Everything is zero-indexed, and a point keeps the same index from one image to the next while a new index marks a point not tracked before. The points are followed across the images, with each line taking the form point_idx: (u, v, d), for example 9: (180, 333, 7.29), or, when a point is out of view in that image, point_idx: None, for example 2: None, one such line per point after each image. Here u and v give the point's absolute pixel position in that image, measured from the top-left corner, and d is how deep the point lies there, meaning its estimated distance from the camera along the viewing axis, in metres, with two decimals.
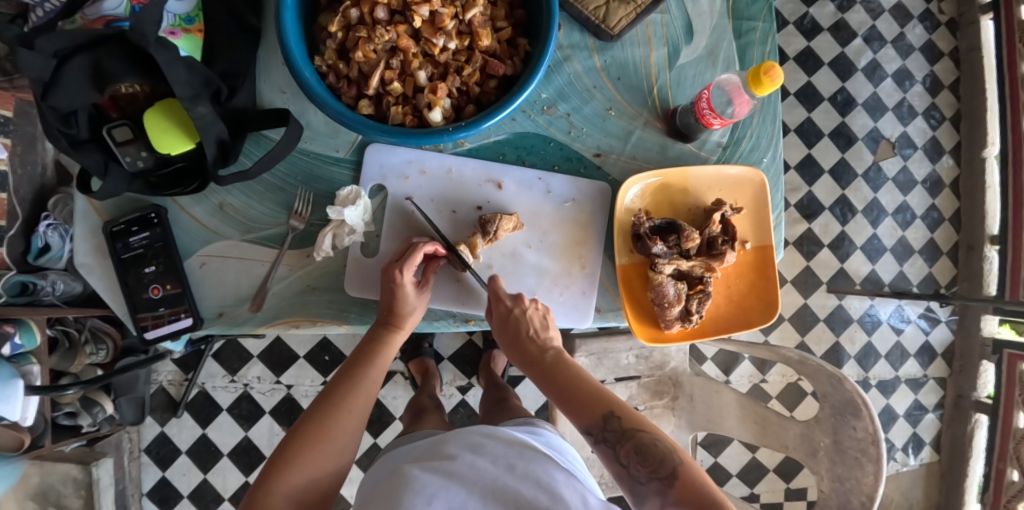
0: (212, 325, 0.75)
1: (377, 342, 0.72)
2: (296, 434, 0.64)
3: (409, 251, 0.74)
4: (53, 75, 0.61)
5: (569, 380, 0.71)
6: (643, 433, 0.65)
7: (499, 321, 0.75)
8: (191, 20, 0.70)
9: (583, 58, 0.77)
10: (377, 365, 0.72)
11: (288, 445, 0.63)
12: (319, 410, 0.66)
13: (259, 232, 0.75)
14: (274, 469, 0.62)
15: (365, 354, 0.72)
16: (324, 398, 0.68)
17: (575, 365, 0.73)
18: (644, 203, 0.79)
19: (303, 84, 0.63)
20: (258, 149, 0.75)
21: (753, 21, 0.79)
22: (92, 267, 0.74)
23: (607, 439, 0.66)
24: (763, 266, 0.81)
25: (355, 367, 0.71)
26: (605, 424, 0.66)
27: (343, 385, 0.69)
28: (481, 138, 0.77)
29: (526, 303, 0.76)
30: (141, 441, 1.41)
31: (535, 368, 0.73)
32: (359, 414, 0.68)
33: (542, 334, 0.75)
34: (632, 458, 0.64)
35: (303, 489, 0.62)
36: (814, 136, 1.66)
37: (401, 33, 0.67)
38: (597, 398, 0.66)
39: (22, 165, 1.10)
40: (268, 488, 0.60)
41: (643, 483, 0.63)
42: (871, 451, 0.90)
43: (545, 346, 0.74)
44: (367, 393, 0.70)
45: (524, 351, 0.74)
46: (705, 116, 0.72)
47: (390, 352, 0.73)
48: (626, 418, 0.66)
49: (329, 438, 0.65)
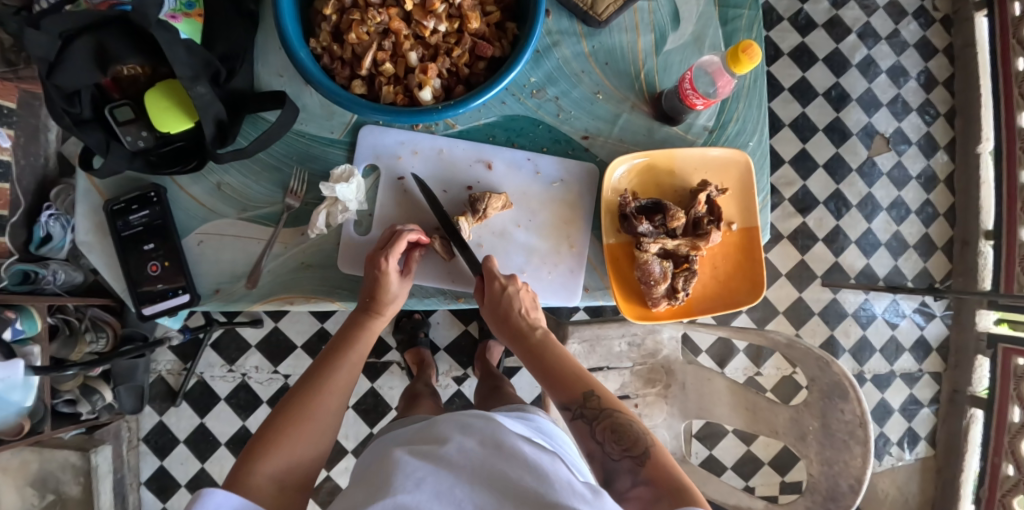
0: (209, 302, 0.77)
1: (358, 326, 0.74)
2: (279, 417, 0.65)
3: (395, 239, 0.75)
4: (59, 55, 0.63)
5: (554, 359, 0.74)
6: (619, 413, 0.67)
7: (491, 300, 0.77)
8: (190, 5, 0.72)
9: (572, 44, 0.79)
10: (356, 350, 0.73)
11: (272, 427, 0.64)
12: (301, 393, 0.67)
13: (255, 211, 0.76)
14: (258, 450, 0.62)
15: (346, 339, 0.73)
16: (305, 383, 0.68)
17: (561, 348, 0.76)
18: (630, 184, 0.81)
19: (298, 65, 0.65)
20: (254, 130, 0.77)
21: (738, 9, 0.81)
22: (93, 245, 0.76)
23: (584, 416, 0.68)
24: (749, 246, 0.82)
25: (337, 348, 0.72)
26: (585, 402, 0.69)
27: (325, 367, 0.70)
28: (471, 119, 0.79)
29: (517, 284, 0.78)
30: (140, 430, 1.43)
31: (523, 345, 0.76)
32: (339, 396, 0.69)
33: (531, 315, 0.78)
34: (607, 435, 0.66)
35: (285, 471, 0.62)
36: (809, 130, 1.67)
37: (393, 16, 0.68)
38: (581, 377, 0.70)
39: (25, 156, 1.14)
40: (252, 469, 0.60)
41: (616, 460, 0.64)
42: (859, 433, 0.93)
43: (534, 327, 0.77)
44: (347, 375, 0.71)
45: (514, 328, 0.76)
46: (688, 96, 0.74)
47: (370, 337, 0.75)
48: (605, 398, 0.69)
49: (310, 422, 0.65)
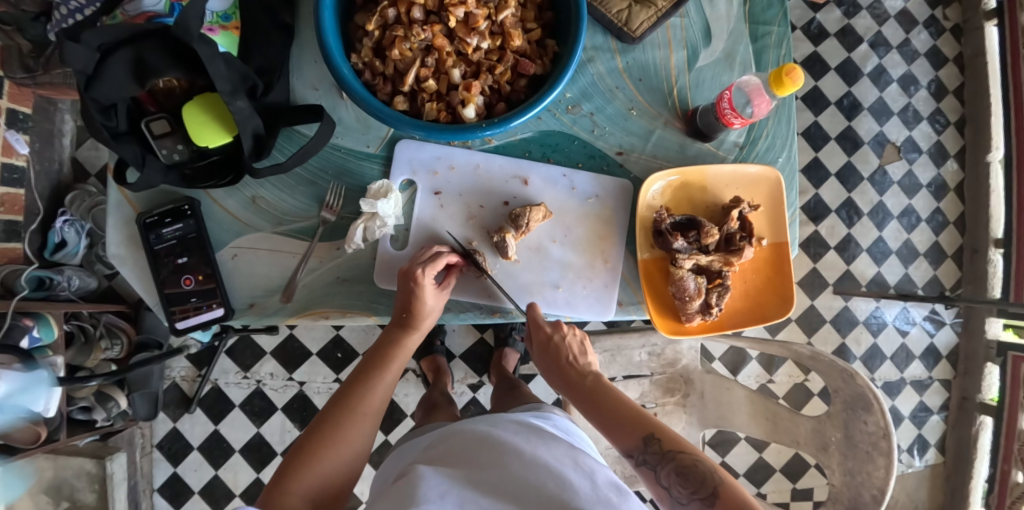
0: (243, 315, 0.77)
1: (392, 342, 0.73)
2: (311, 436, 0.65)
3: (434, 256, 0.75)
4: (97, 68, 0.62)
5: (611, 404, 0.73)
6: (682, 453, 0.66)
7: (540, 350, 0.80)
8: (227, 18, 0.72)
9: (606, 59, 0.80)
10: (391, 368, 0.72)
11: (306, 446, 0.64)
12: (334, 415, 0.67)
13: (291, 225, 0.77)
14: (291, 469, 0.62)
15: (382, 355, 0.73)
16: (337, 402, 0.68)
17: (616, 390, 0.75)
18: (664, 200, 0.81)
19: (341, 80, 0.65)
20: (290, 144, 0.77)
21: (769, 25, 0.81)
22: (125, 257, 0.76)
23: (648, 462, 0.67)
24: (778, 262, 0.83)
25: (372, 368, 0.72)
26: (646, 446, 0.67)
27: (359, 387, 0.69)
28: (508, 136, 0.80)
29: (565, 332, 0.80)
30: (153, 437, 1.42)
31: (577, 391, 0.76)
32: (374, 415, 0.69)
33: (581, 362, 0.79)
34: (673, 480, 0.65)
35: (317, 490, 0.63)
36: (821, 139, 1.68)
37: (436, 33, 0.69)
38: (637, 421, 0.68)
39: (41, 161, 1.22)
40: (285, 490, 0.61)
41: (686, 503, 0.64)
42: (882, 445, 0.92)
43: (586, 373, 0.78)
44: (381, 395, 0.71)
45: (567, 380, 0.78)
46: (726, 115, 0.75)
47: (405, 353, 0.74)
48: (666, 440, 0.67)
49: (344, 443, 0.65)
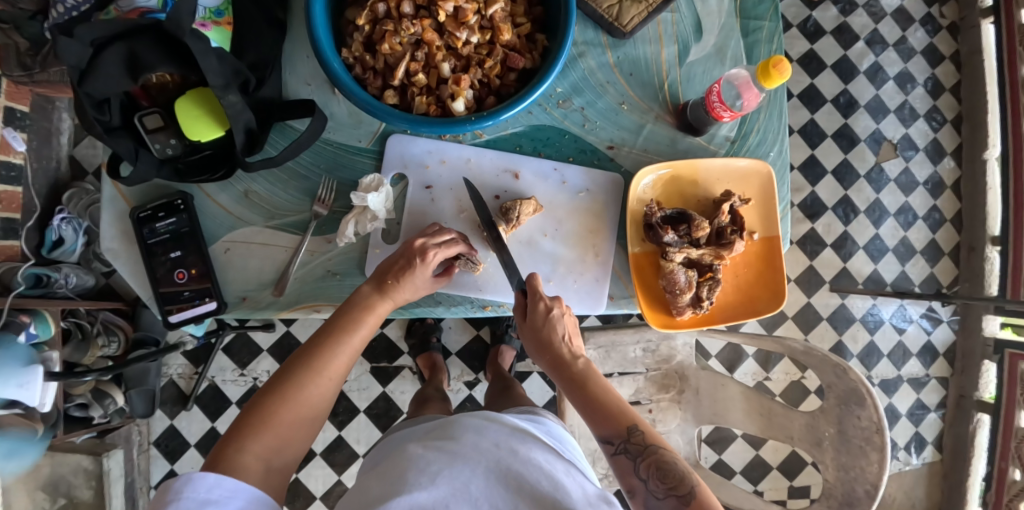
0: (236, 309, 0.77)
1: (366, 305, 0.69)
2: (270, 395, 0.62)
3: (445, 239, 0.76)
4: (90, 62, 0.62)
5: (599, 389, 0.70)
6: (663, 450, 0.65)
7: (534, 324, 0.74)
8: (220, 14, 0.73)
9: (597, 54, 0.80)
10: (361, 332, 0.68)
11: (267, 404, 0.61)
12: (296, 374, 0.63)
13: (283, 219, 0.77)
14: (247, 430, 0.59)
15: (354, 316, 0.69)
16: (302, 360, 0.64)
17: (602, 379, 0.72)
18: (655, 194, 0.82)
19: (331, 75, 0.65)
20: (282, 138, 0.77)
21: (760, 21, 0.82)
22: (119, 252, 0.76)
23: (628, 451, 0.65)
24: (769, 256, 0.83)
25: (340, 328, 0.67)
26: (630, 436, 0.66)
27: (326, 348, 0.66)
28: (499, 130, 0.80)
29: (560, 308, 0.76)
30: (151, 434, 1.42)
31: (563, 372, 0.72)
32: (337, 380, 0.66)
33: (572, 341, 0.75)
34: (652, 473, 0.64)
35: (275, 451, 0.60)
36: (818, 137, 1.68)
37: (426, 27, 0.70)
38: (627, 410, 0.67)
39: (38, 159, 1.22)
40: (241, 448, 0.58)
41: (660, 499, 0.63)
42: (875, 440, 0.92)
43: (575, 354, 0.74)
44: (347, 358, 0.67)
45: (555, 356, 0.73)
46: (715, 109, 0.75)
47: (377, 316, 0.71)
48: (650, 434, 0.66)
49: (304, 406, 0.62)
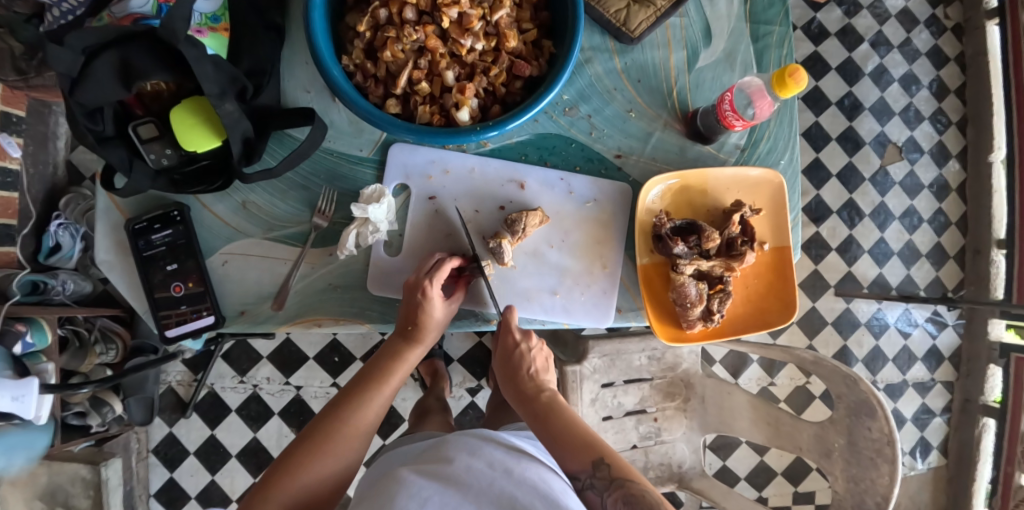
0: (235, 323, 0.75)
1: (395, 355, 0.74)
2: (301, 443, 0.66)
3: (436, 265, 0.74)
4: (82, 71, 0.60)
5: (560, 421, 0.71)
6: (631, 482, 0.63)
7: (503, 355, 0.79)
8: (217, 19, 0.70)
9: (604, 60, 0.78)
10: (389, 382, 0.73)
11: (292, 454, 0.65)
12: (325, 424, 0.68)
13: (282, 231, 0.76)
14: (276, 477, 0.63)
15: (384, 365, 0.74)
16: (332, 410, 0.69)
17: (568, 411, 0.74)
18: (664, 204, 0.80)
19: (332, 83, 0.63)
20: (281, 147, 0.76)
21: (770, 25, 0.80)
22: (114, 264, 0.75)
23: (595, 487, 0.64)
24: (781, 266, 0.81)
25: (371, 379, 0.73)
26: (595, 470, 0.64)
27: (355, 398, 0.71)
28: (504, 138, 0.78)
29: (531, 343, 0.79)
30: (149, 442, 1.40)
31: (528, 406, 0.75)
32: (364, 430, 0.70)
33: (539, 376, 0.79)
34: (620, 509, 0.61)
35: (298, 498, 0.63)
36: (823, 139, 1.66)
37: (429, 33, 0.68)
38: (591, 443, 0.65)
39: (35, 164, 1.20)
40: (266, 498, 0.62)
41: None
42: (886, 451, 0.90)
43: (541, 388, 0.77)
44: (375, 409, 0.71)
45: (521, 390, 0.77)
46: (727, 117, 0.73)
47: (406, 366, 0.75)
48: (616, 466, 0.64)
49: (331, 454, 0.66)
